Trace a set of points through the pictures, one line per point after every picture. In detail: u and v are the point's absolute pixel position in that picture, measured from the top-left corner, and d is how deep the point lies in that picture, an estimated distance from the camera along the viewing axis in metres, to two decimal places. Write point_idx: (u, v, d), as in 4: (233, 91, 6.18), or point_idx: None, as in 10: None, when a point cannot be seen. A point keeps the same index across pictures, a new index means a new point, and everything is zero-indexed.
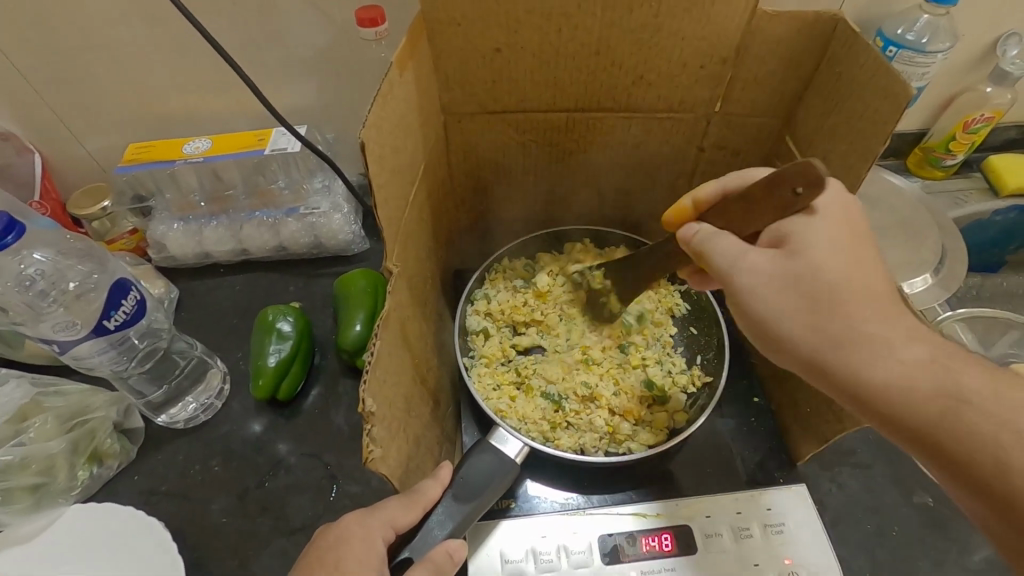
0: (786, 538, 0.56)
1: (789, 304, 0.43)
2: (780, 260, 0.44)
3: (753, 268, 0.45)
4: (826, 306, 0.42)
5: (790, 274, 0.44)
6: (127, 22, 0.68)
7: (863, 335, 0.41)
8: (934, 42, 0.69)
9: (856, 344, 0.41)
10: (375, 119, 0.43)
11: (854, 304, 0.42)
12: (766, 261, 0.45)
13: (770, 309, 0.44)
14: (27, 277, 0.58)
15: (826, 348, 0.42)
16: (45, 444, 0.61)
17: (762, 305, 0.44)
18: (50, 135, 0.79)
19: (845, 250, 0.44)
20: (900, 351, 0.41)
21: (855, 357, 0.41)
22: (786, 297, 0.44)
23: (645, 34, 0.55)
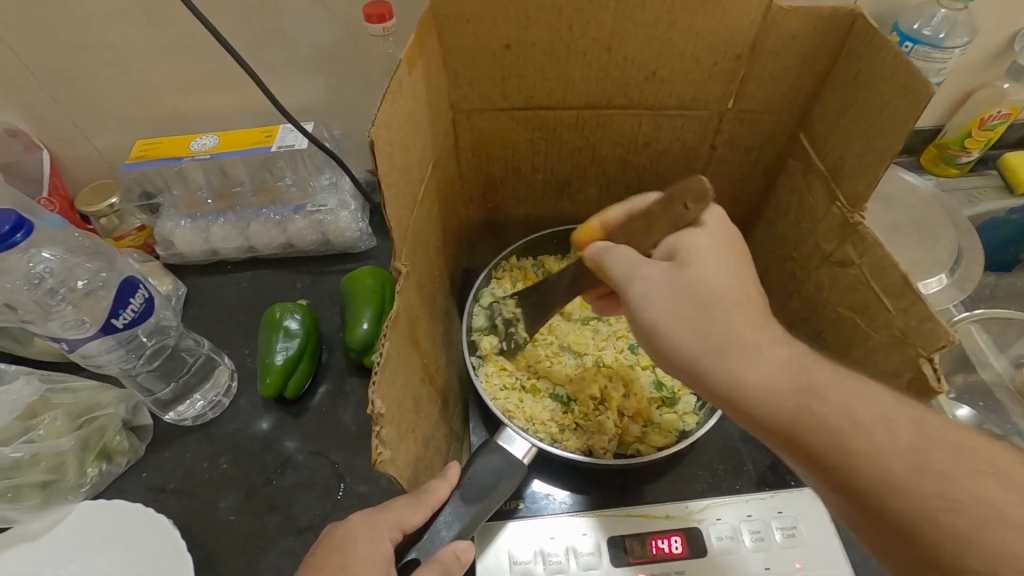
0: (798, 542, 0.56)
1: (677, 313, 0.45)
2: (671, 272, 0.46)
3: (647, 282, 0.46)
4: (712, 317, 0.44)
5: (678, 288, 0.45)
6: (135, 18, 0.68)
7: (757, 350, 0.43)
8: (952, 38, 0.67)
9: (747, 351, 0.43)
10: (384, 116, 0.43)
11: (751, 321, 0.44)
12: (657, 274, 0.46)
13: (674, 320, 0.45)
14: (36, 276, 0.58)
15: (719, 357, 0.43)
16: (55, 442, 0.61)
17: (660, 318, 0.45)
18: (59, 132, 0.79)
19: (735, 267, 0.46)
20: (786, 371, 0.42)
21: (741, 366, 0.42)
22: (679, 310, 0.45)
23: (657, 29, 0.54)
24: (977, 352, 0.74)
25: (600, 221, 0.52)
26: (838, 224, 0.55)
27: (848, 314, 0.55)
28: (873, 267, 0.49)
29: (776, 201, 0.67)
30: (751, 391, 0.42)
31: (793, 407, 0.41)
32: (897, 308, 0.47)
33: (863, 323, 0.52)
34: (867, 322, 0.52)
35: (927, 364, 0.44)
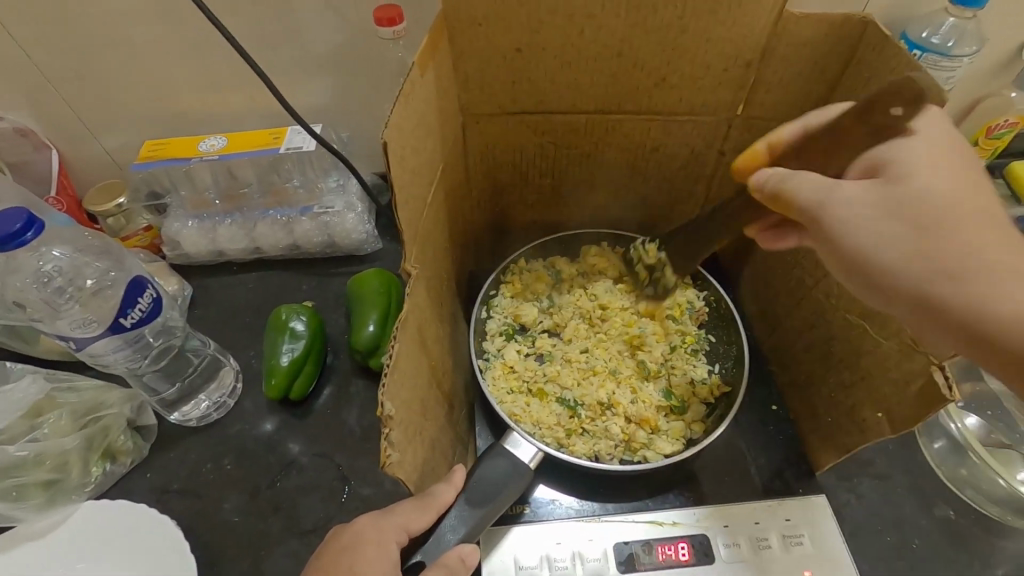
0: (806, 550, 0.55)
1: (892, 228, 0.42)
2: (880, 186, 0.43)
3: (845, 198, 0.43)
4: (936, 226, 0.41)
5: (887, 200, 0.43)
6: (147, 19, 0.68)
7: (964, 249, 0.41)
8: (960, 46, 0.67)
9: (958, 253, 0.41)
10: (396, 119, 0.43)
11: (965, 218, 0.42)
12: (855, 190, 0.43)
13: (878, 235, 0.42)
14: (45, 274, 0.59)
15: (936, 274, 0.41)
16: (59, 441, 0.61)
17: (867, 235, 0.43)
18: (69, 132, 0.79)
19: (948, 169, 0.43)
20: (1010, 261, 0.40)
21: (957, 266, 0.41)
22: (886, 223, 0.42)
23: (668, 35, 0.54)
24: None
25: (766, 145, 0.50)
26: None
27: (857, 322, 0.54)
28: None
29: None
30: (964, 292, 0.40)
31: (1004, 305, 0.40)
32: None
33: (872, 330, 0.52)
34: (874, 329, 0.51)
35: (938, 372, 0.44)
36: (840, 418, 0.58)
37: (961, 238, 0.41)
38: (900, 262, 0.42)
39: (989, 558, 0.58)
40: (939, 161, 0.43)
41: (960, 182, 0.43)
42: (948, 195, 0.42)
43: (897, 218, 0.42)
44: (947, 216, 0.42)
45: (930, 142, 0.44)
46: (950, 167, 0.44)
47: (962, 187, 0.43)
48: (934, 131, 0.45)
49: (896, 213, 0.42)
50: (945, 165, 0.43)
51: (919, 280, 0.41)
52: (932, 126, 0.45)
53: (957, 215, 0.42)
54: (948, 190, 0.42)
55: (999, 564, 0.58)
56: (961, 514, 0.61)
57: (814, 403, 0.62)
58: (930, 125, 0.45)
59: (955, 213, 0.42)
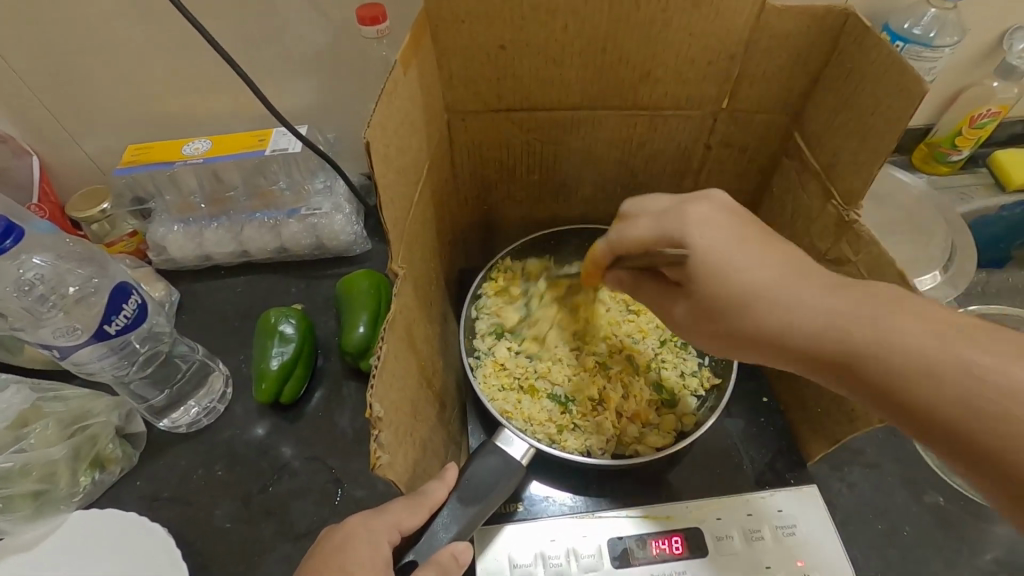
0: (798, 540, 0.56)
1: (714, 328, 0.46)
2: (689, 300, 0.47)
3: (682, 315, 0.49)
4: (733, 314, 0.44)
5: (698, 308, 0.46)
6: (126, 21, 0.67)
7: (791, 314, 0.41)
8: (942, 36, 0.68)
9: (755, 320, 0.43)
10: (379, 118, 0.43)
11: (784, 287, 0.42)
12: (682, 306, 0.48)
13: (721, 330, 0.45)
14: (26, 282, 0.57)
15: (778, 344, 0.42)
16: (46, 451, 0.60)
17: (710, 339, 0.47)
18: (50, 137, 0.78)
19: (745, 243, 0.45)
20: (819, 321, 0.40)
21: (767, 334, 0.42)
22: (709, 320, 0.46)
23: (651, 29, 0.54)
24: None
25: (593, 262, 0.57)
26: (833, 223, 0.55)
27: None
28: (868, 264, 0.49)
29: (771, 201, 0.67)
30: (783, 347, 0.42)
31: (829, 346, 0.39)
32: None
33: None
34: None
35: None
36: (829, 408, 0.58)
37: (756, 307, 0.43)
38: (746, 337, 0.44)
39: (978, 543, 0.59)
40: (712, 255, 0.44)
41: (762, 262, 0.44)
42: (761, 275, 0.43)
43: (708, 316, 0.46)
44: (729, 299, 0.44)
45: (713, 233, 0.45)
46: (746, 248, 0.44)
47: (746, 262, 0.44)
48: (720, 217, 0.46)
49: (713, 312, 0.45)
50: (746, 252, 0.44)
51: (758, 351, 0.44)
52: (713, 214, 0.46)
53: (733, 299, 0.44)
54: (741, 277, 0.43)
55: (988, 549, 0.58)
56: (950, 500, 0.61)
57: (805, 393, 0.63)
58: (703, 218, 0.46)
59: (751, 291, 0.43)
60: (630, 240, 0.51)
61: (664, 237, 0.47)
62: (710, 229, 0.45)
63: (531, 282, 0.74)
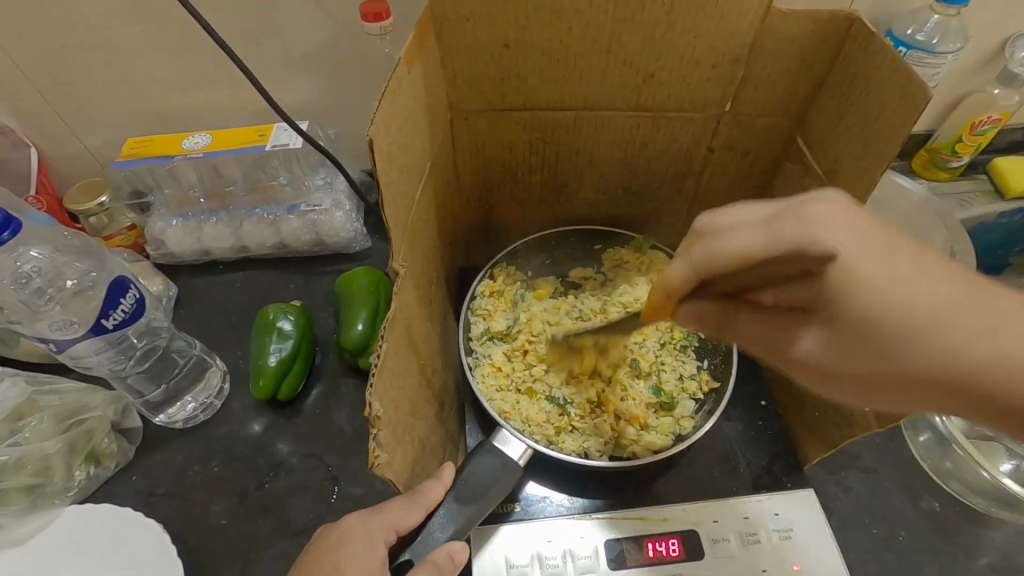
0: (794, 543, 0.56)
1: (864, 366, 0.36)
2: (821, 334, 0.37)
3: (808, 353, 0.38)
4: (899, 349, 0.34)
5: (844, 340, 0.36)
6: (127, 13, 0.67)
7: (985, 353, 0.32)
8: (944, 43, 0.68)
9: (938, 357, 0.33)
10: (383, 115, 0.42)
11: (961, 314, 0.33)
12: (814, 340, 0.38)
13: (871, 370, 0.35)
14: (24, 275, 0.57)
15: (958, 386, 0.33)
16: (40, 444, 0.60)
17: (847, 380, 0.37)
18: (48, 129, 0.77)
19: (898, 254, 0.35)
20: None
21: (949, 375, 0.33)
22: (863, 355, 0.35)
23: (656, 31, 0.54)
24: None
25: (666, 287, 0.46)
26: None
27: None
28: None
29: None
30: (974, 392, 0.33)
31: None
32: None
33: None
34: None
35: None
36: (827, 412, 0.58)
37: (932, 343, 0.33)
38: (916, 377, 0.34)
39: (973, 549, 0.59)
40: (862, 271, 0.34)
41: (922, 282, 0.34)
42: (930, 297, 0.33)
43: (858, 353, 0.35)
44: (896, 331, 0.34)
45: (857, 242, 0.34)
46: (901, 261, 0.34)
47: (907, 281, 0.34)
48: (854, 220, 0.35)
49: (869, 347, 0.35)
50: (904, 267, 0.34)
51: (928, 393, 0.34)
52: (843, 216, 0.35)
53: (900, 331, 0.34)
54: (908, 301, 0.34)
55: (983, 554, 0.59)
56: (946, 506, 0.61)
57: (803, 397, 0.63)
58: (833, 219, 0.35)
59: (920, 319, 0.33)
60: (728, 256, 0.39)
61: (786, 249, 0.35)
62: (849, 237, 0.34)
63: (524, 287, 0.75)
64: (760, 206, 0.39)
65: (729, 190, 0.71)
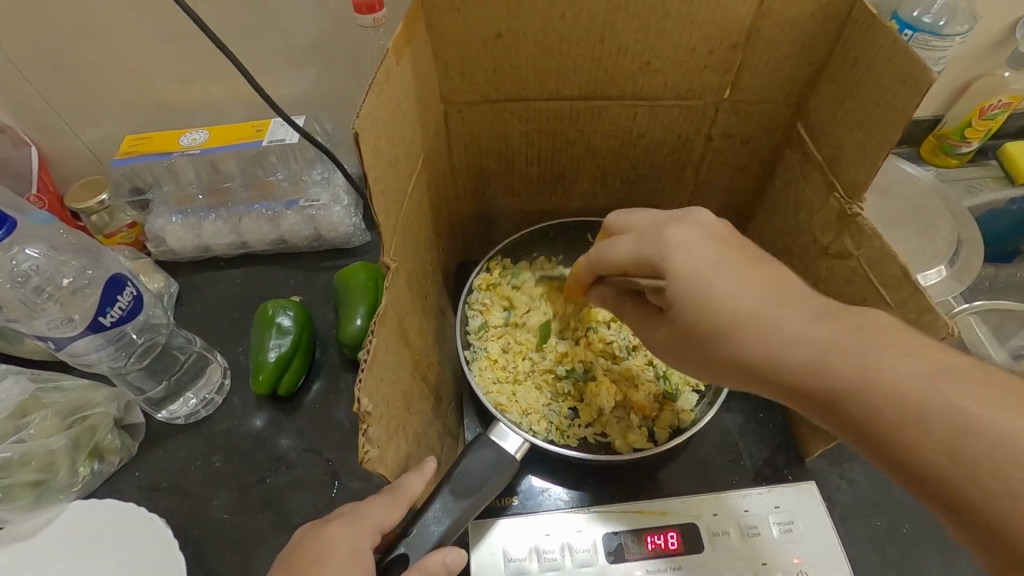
0: (794, 536, 0.55)
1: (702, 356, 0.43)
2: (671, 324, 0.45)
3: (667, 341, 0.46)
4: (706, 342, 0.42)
5: (684, 333, 0.43)
6: (121, 11, 0.67)
7: (851, 373, 0.36)
8: (951, 25, 0.66)
9: (803, 367, 0.37)
10: (370, 108, 0.42)
11: (776, 315, 0.40)
12: (668, 334, 0.45)
13: (703, 357, 0.43)
14: (21, 274, 0.57)
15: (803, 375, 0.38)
16: (45, 441, 0.60)
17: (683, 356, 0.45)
18: (48, 128, 0.78)
19: (736, 267, 0.42)
20: (918, 379, 0.34)
21: (838, 382, 0.36)
22: (695, 349, 0.43)
23: (651, 18, 0.53)
24: (978, 343, 0.71)
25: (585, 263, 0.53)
26: (836, 215, 0.54)
27: None
28: (869, 258, 0.49)
29: (774, 194, 0.66)
30: (834, 403, 0.36)
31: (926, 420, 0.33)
32: (895, 301, 0.46)
33: None
34: None
35: None
36: None
37: (802, 361, 0.38)
38: (732, 369, 0.41)
39: None
40: (690, 292, 0.42)
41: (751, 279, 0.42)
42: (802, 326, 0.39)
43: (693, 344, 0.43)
44: (712, 327, 0.41)
45: (712, 259, 0.42)
46: (730, 270, 0.42)
47: (718, 281, 0.41)
48: (706, 240, 0.44)
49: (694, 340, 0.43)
50: (700, 276, 0.42)
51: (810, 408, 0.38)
52: (692, 236, 0.44)
53: (720, 316, 0.41)
54: (721, 299, 0.41)
55: None
56: None
57: None
58: (681, 240, 0.44)
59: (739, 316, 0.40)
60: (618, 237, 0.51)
61: (642, 260, 0.46)
62: (689, 239, 0.44)
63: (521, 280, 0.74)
64: (650, 223, 0.47)
65: (728, 177, 0.69)
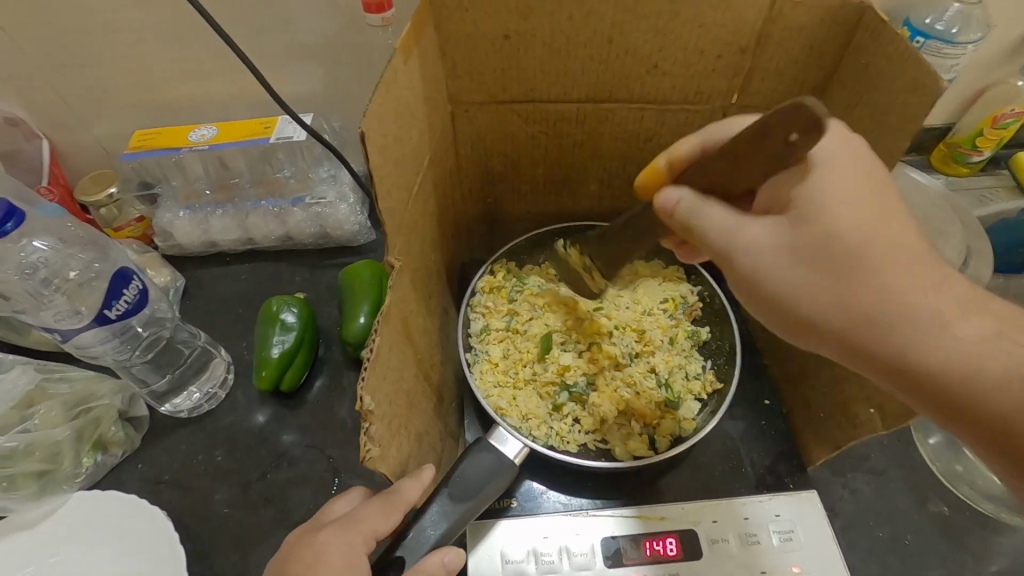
0: (794, 546, 0.55)
1: (801, 276, 0.41)
2: (780, 230, 0.42)
3: (756, 245, 0.43)
4: (831, 259, 0.40)
5: (796, 240, 0.41)
6: (133, 7, 0.67)
7: (944, 342, 0.38)
8: (965, 33, 0.65)
9: (902, 316, 0.38)
10: (377, 108, 0.42)
11: (896, 257, 0.39)
12: (766, 233, 0.43)
13: (790, 276, 0.42)
14: (29, 266, 0.57)
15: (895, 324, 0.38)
16: (50, 431, 0.61)
17: (765, 269, 0.43)
18: (59, 122, 0.78)
19: (867, 205, 0.40)
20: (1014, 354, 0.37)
21: (925, 350, 0.38)
22: (801, 263, 0.41)
23: (659, 20, 0.53)
24: None
25: (667, 161, 0.50)
26: None
27: None
28: None
29: None
30: (915, 363, 0.38)
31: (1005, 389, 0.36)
32: None
33: None
34: None
35: None
36: (833, 412, 0.57)
37: (910, 309, 0.38)
38: (818, 295, 0.41)
39: (981, 554, 0.57)
40: (834, 204, 0.40)
41: (883, 220, 0.40)
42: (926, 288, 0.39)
43: (800, 260, 0.41)
44: (843, 252, 0.40)
45: (856, 183, 0.41)
46: (865, 209, 0.40)
47: (852, 207, 0.40)
48: (852, 168, 0.41)
49: (803, 254, 0.41)
50: (845, 200, 0.40)
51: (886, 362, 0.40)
52: (842, 152, 0.42)
53: (842, 239, 0.40)
54: (843, 224, 0.40)
55: (992, 560, 0.57)
56: (956, 509, 0.60)
57: (808, 398, 0.62)
58: (836, 154, 0.42)
59: (863, 246, 0.39)
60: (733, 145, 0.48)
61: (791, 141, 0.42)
62: (843, 157, 0.42)
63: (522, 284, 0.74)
64: None
65: None
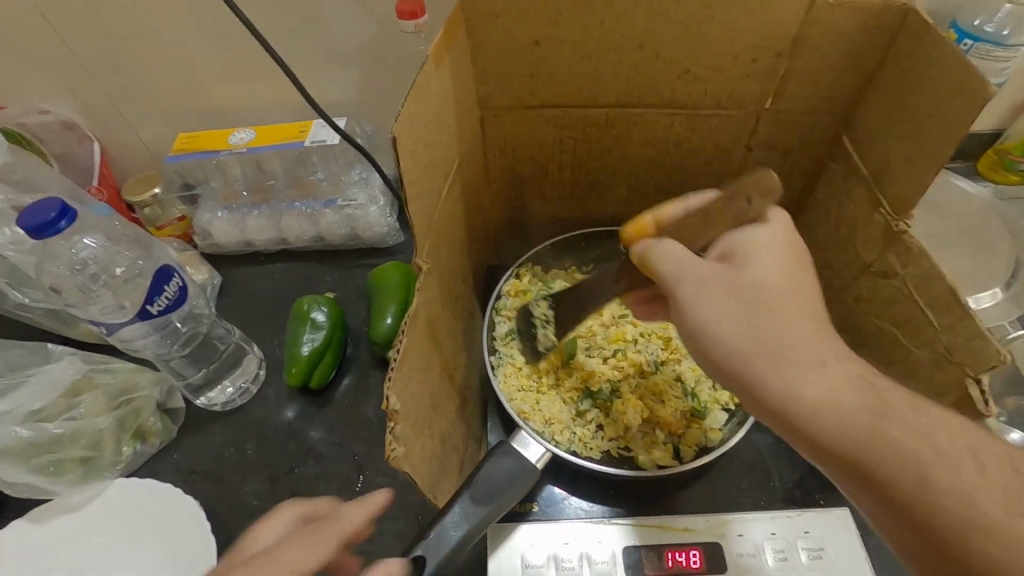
0: (824, 564, 0.53)
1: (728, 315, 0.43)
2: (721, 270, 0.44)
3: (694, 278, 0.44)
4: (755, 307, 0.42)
5: (730, 282, 0.43)
6: (180, 16, 0.71)
7: (848, 399, 0.39)
8: (1018, 34, 0.62)
9: (810, 367, 0.40)
10: (408, 114, 0.43)
11: (799, 314, 0.42)
12: (706, 270, 0.45)
13: (716, 316, 0.43)
14: (79, 262, 0.61)
15: (801, 374, 0.40)
16: (93, 420, 0.64)
17: (702, 309, 0.44)
18: (109, 126, 0.83)
19: (787, 266, 0.44)
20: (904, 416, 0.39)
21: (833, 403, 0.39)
22: (728, 308, 0.43)
23: (691, 25, 0.52)
24: None
25: (654, 219, 0.48)
26: (881, 232, 0.52)
27: (888, 327, 0.52)
28: (914, 280, 0.47)
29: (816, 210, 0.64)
30: (822, 413, 0.39)
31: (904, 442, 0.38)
32: (942, 323, 0.45)
33: (905, 336, 0.50)
34: (908, 337, 0.50)
35: (973, 384, 0.43)
36: None
37: (811, 360, 0.40)
38: (739, 339, 0.42)
39: None
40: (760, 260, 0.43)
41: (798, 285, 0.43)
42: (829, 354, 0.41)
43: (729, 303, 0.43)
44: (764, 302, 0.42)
45: (780, 248, 0.44)
46: (788, 272, 0.43)
47: (774, 264, 0.43)
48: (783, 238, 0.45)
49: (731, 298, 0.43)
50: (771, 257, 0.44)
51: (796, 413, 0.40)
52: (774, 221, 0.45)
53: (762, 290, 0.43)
54: (766, 275, 0.43)
55: None
56: None
57: None
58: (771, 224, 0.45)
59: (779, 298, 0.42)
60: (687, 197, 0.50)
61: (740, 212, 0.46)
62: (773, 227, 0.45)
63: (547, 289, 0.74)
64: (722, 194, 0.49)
65: None
